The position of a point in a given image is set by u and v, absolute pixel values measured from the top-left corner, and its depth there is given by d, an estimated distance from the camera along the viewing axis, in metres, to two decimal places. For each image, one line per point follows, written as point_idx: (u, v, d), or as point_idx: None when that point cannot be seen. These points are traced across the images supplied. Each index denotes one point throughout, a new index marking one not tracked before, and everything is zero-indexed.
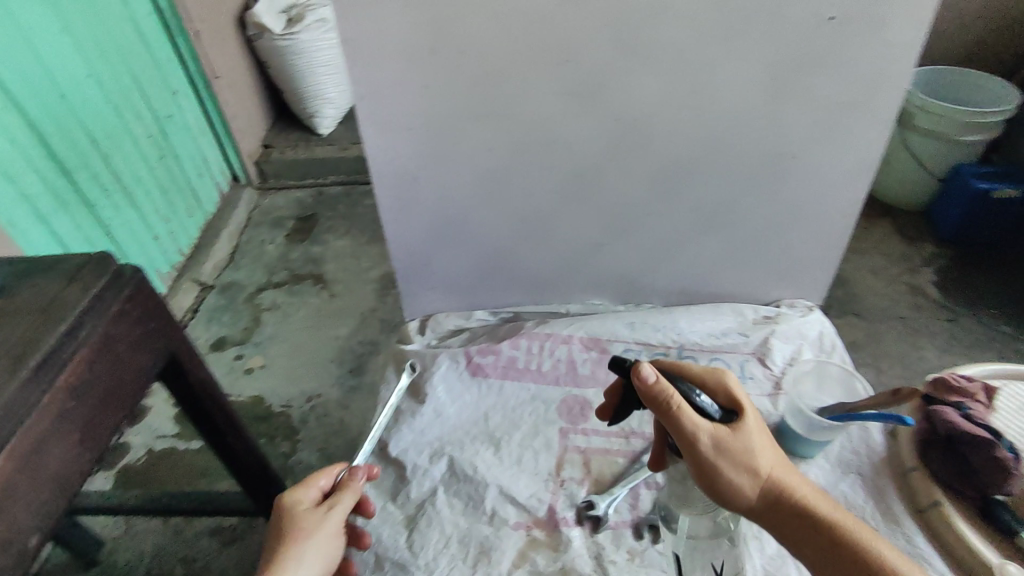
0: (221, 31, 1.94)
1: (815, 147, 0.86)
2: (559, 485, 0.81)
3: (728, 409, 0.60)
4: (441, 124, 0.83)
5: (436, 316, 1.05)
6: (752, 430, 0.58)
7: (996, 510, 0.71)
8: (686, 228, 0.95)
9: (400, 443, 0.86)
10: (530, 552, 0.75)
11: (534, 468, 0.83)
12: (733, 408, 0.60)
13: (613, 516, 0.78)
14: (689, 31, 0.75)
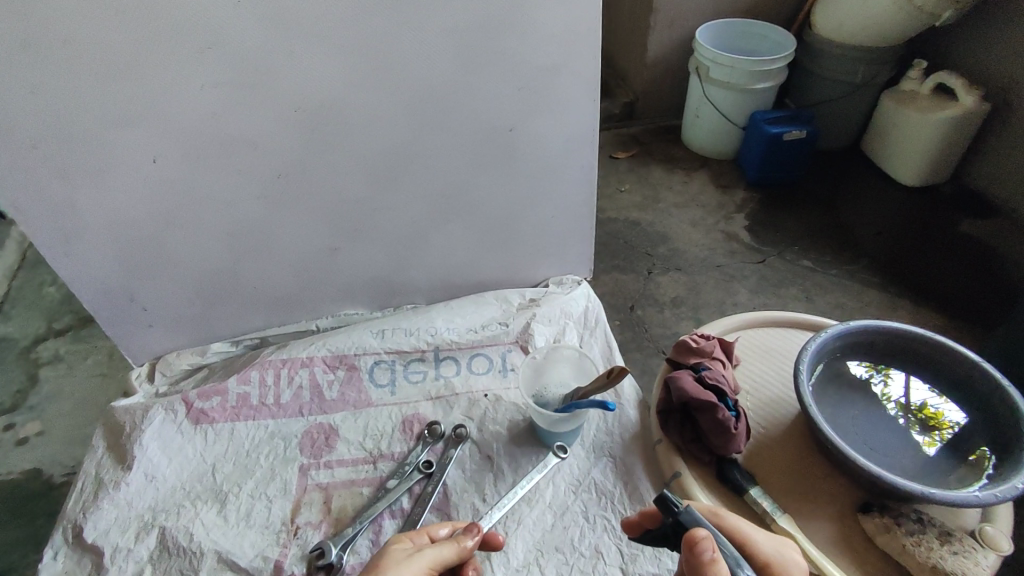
0: None
1: (529, 117, 0.80)
2: (292, 535, 0.72)
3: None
4: (76, 137, 0.68)
5: (166, 358, 0.91)
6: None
7: (727, 470, 0.69)
8: (424, 218, 0.87)
9: (98, 526, 0.72)
10: None
11: (265, 521, 0.73)
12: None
13: (350, 560, 0.69)
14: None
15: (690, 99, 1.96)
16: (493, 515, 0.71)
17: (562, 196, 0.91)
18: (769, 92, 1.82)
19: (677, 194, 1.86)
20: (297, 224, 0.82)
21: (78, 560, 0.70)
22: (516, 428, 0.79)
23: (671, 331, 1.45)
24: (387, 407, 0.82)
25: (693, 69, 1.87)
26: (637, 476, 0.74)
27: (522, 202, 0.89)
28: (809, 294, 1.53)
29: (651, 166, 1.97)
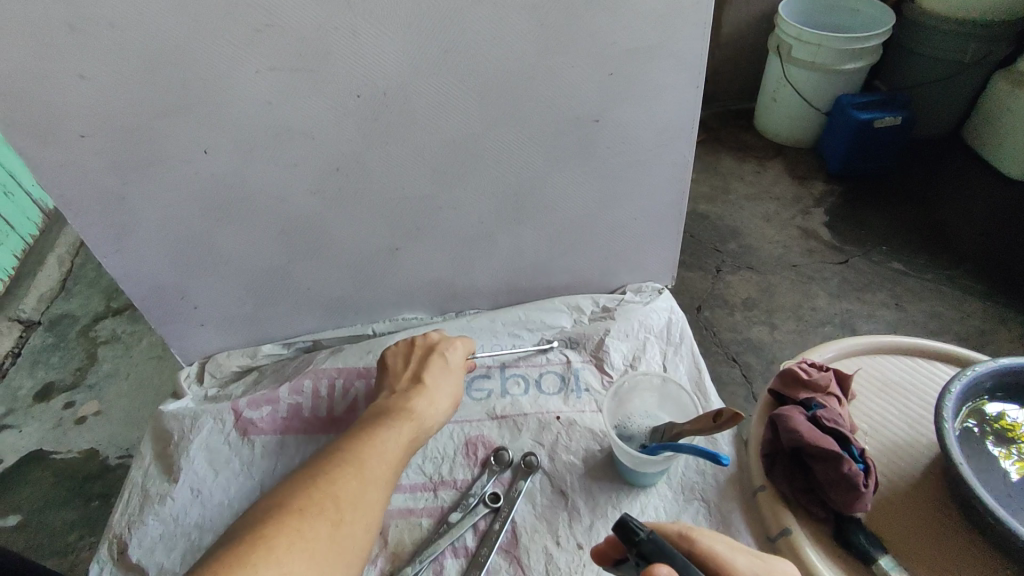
0: None
1: (621, 107, 0.70)
2: None
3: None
4: (124, 126, 0.61)
5: (216, 358, 0.85)
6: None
7: (851, 532, 0.58)
8: (493, 218, 0.78)
9: (143, 543, 0.67)
10: None
11: None
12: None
13: None
14: None
15: (767, 80, 1.78)
16: (568, 562, 0.63)
17: (649, 196, 0.80)
18: (858, 74, 1.62)
19: (749, 184, 1.71)
20: (353, 222, 0.75)
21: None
22: (592, 459, 0.71)
23: (742, 337, 1.32)
24: (448, 426, 0.74)
25: (773, 47, 1.69)
26: (735, 527, 0.65)
27: (602, 201, 0.79)
28: (900, 301, 1.37)
29: (722, 154, 1.82)
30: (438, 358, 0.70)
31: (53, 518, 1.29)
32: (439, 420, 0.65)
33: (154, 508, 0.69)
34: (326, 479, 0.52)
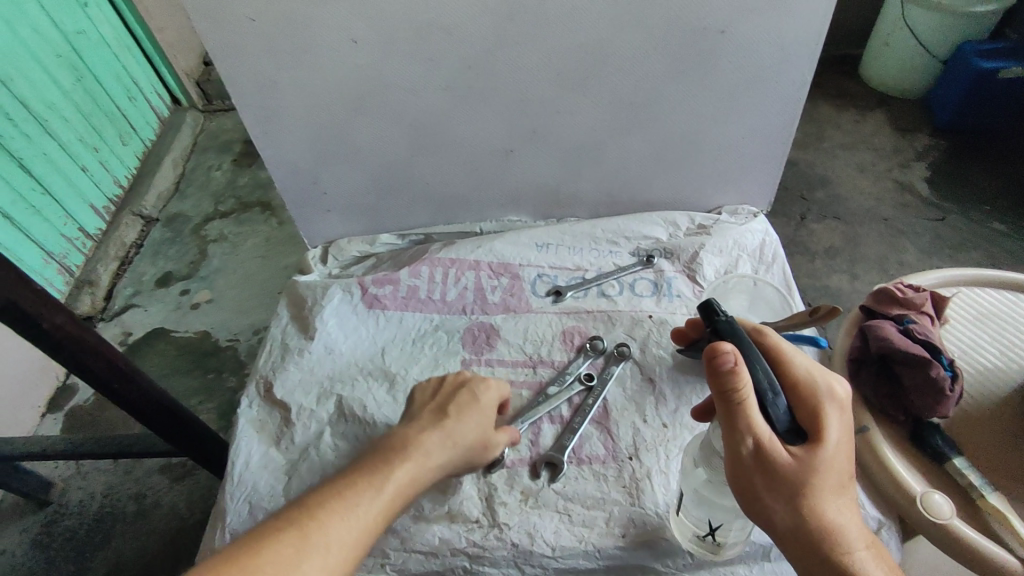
0: None
1: (747, 19, 0.71)
2: None
3: (802, 423, 0.49)
4: (289, 13, 0.69)
5: (339, 242, 0.95)
6: (820, 441, 0.47)
7: (928, 434, 0.63)
8: (605, 127, 0.82)
9: (286, 384, 0.78)
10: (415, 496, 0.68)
11: None
12: (811, 424, 0.48)
13: (510, 455, 0.71)
14: None
15: (881, 21, 1.66)
16: (654, 437, 0.71)
17: (759, 114, 0.82)
18: (987, 17, 1.50)
19: (845, 133, 1.64)
20: (475, 120, 0.81)
21: (268, 412, 0.77)
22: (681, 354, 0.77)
23: (822, 283, 1.31)
24: (548, 315, 0.82)
25: None
26: None
27: (713, 117, 0.82)
28: (997, 261, 1.33)
29: (819, 99, 1.74)
30: (463, 399, 0.64)
31: (179, 383, 1.49)
32: (444, 469, 0.58)
33: (293, 357, 0.80)
34: (248, 550, 0.43)
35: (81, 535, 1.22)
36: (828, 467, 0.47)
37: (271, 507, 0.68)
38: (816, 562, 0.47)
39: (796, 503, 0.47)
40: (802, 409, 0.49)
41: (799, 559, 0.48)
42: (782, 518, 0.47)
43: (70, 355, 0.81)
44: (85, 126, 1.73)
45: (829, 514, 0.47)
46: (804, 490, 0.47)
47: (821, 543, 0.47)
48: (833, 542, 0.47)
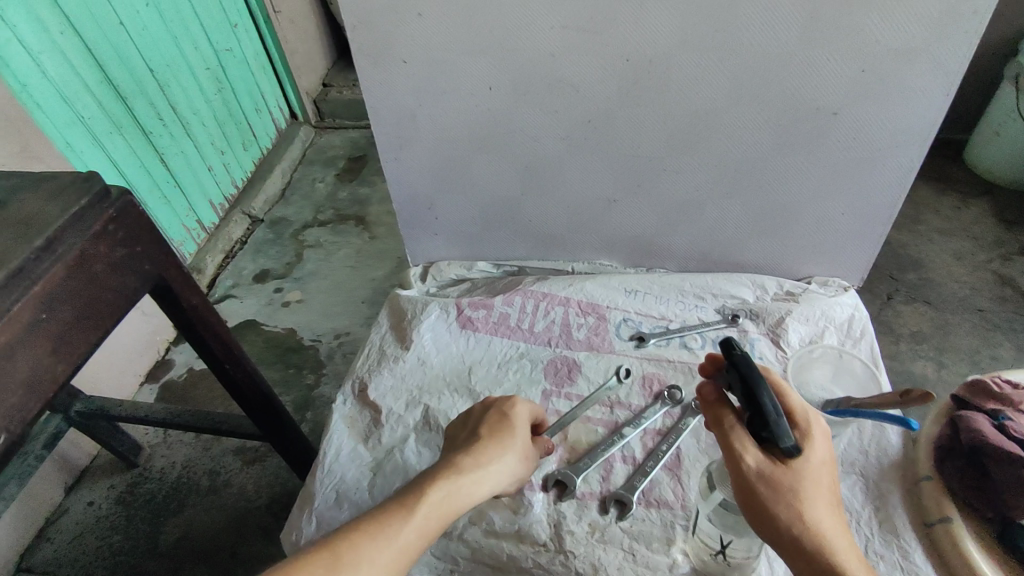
0: None
1: (861, 102, 0.74)
2: None
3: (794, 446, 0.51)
4: (438, 58, 0.78)
5: (438, 264, 1.03)
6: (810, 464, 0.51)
7: (1017, 535, 0.62)
8: (707, 188, 0.86)
9: (379, 387, 0.85)
10: (488, 512, 0.72)
11: None
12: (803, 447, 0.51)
13: (581, 486, 0.74)
14: None
15: (994, 110, 1.62)
16: None
17: (863, 193, 0.84)
18: None
19: (943, 218, 1.60)
20: (585, 168, 0.87)
21: (359, 410, 0.83)
22: None
23: (905, 368, 1.27)
24: (630, 358, 0.86)
25: (1011, 77, 1.53)
26: (892, 507, 0.69)
27: (815, 191, 0.84)
28: None
29: (918, 181, 1.71)
30: (498, 413, 0.65)
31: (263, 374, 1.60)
32: (485, 486, 0.58)
33: (388, 363, 0.87)
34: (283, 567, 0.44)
35: (158, 500, 1.33)
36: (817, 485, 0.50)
37: (356, 499, 0.74)
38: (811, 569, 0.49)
39: (791, 519, 0.50)
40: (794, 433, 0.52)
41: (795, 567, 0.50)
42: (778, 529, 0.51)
43: (194, 333, 0.90)
44: (217, 131, 1.95)
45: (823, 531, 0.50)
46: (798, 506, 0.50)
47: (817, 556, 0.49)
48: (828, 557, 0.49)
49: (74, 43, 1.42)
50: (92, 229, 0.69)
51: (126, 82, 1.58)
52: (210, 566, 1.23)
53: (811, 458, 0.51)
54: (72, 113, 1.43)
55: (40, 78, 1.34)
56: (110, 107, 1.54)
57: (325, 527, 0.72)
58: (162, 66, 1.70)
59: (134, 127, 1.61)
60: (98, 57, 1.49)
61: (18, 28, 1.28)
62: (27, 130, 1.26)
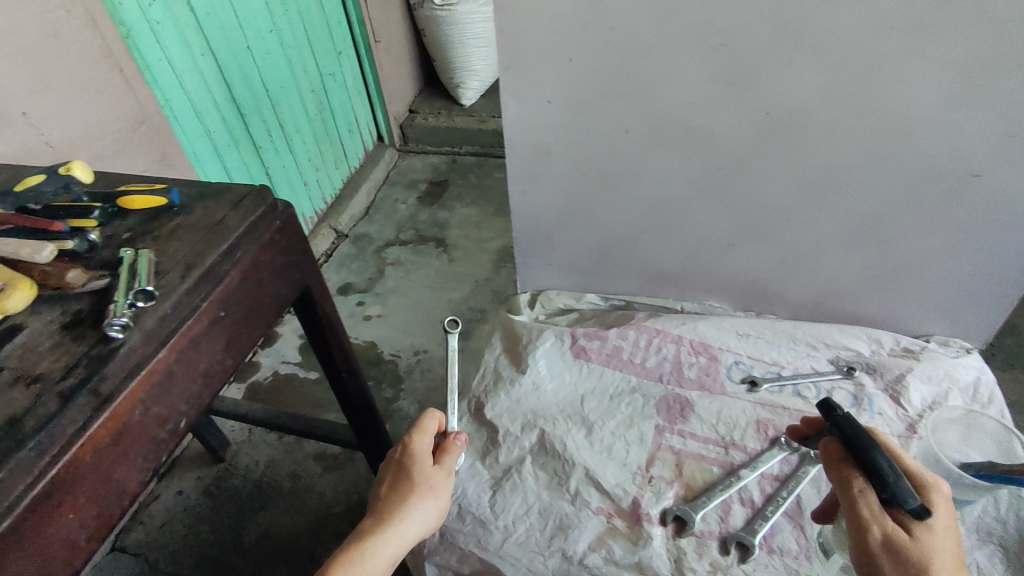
0: (390, 13, 2.35)
1: (1006, 167, 0.75)
2: (646, 481, 0.80)
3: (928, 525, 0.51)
4: (582, 102, 0.82)
5: (548, 292, 1.07)
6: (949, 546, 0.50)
7: None
8: (831, 240, 0.87)
9: (496, 408, 0.88)
10: (608, 539, 0.74)
11: (623, 459, 0.82)
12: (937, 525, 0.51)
13: (700, 524, 0.75)
14: (863, 23, 0.67)
15: None
16: None
17: (995, 256, 0.83)
18: None
19: None
20: (708, 213, 0.89)
21: (476, 428, 0.87)
22: None
23: None
24: (743, 402, 0.87)
25: None
26: None
27: (945, 250, 0.84)
28: None
29: None
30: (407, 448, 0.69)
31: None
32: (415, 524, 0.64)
33: (503, 385, 0.90)
34: None
35: (243, 496, 1.40)
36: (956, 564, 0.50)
37: (478, 514, 0.77)
38: None
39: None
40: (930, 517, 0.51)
41: None
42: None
43: (322, 340, 0.96)
44: (315, 149, 2.07)
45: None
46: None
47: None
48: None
49: (209, 64, 1.55)
50: (264, 238, 0.74)
51: (247, 101, 1.71)
52: (290, 567, 1.28)
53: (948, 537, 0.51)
54: (201, 127, 1.55)
55: (180, 93, 1.47)
56: (232, 123, 1.66)
57: (448, 537, 0.75)
58: (278, 87, 1.83)
59: (247, 142, 1.73)
60: (227, 77, 1.62)
61: (168, 49, 1.41)
62: (168, 140, 1.38)
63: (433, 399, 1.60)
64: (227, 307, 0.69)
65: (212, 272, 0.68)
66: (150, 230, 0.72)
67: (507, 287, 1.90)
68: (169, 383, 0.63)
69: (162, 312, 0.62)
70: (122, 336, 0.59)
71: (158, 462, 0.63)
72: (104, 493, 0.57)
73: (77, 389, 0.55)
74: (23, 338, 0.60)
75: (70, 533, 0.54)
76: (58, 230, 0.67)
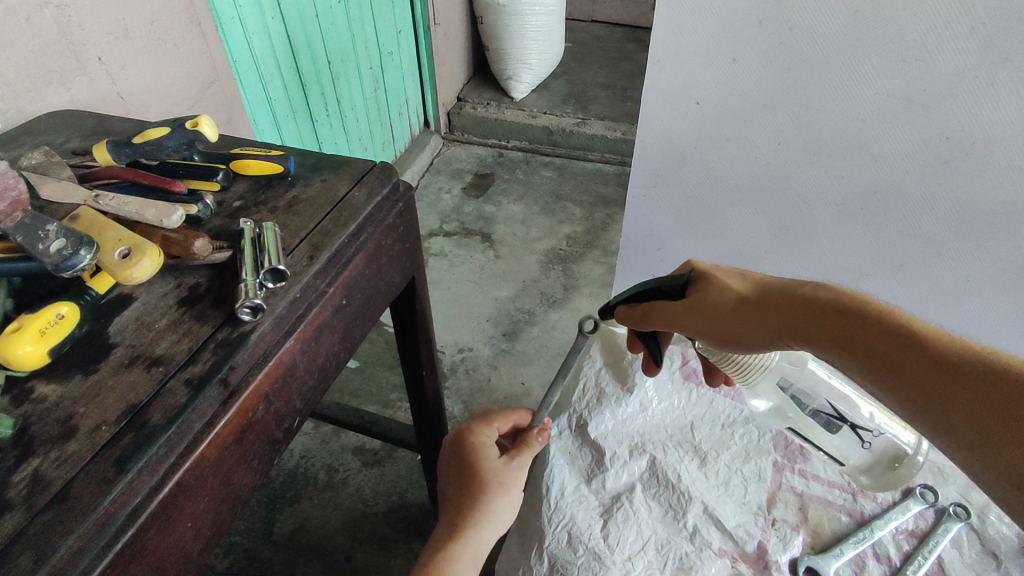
0: None
1: None
2: (768, 523, 0.84)
3: (700, 284, 0.64)
4: None
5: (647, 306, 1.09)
6: (727, 283, 0.62)
7: None
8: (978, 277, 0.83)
9: (600, 426, 0.93)
10: None
11: (742, 497, 0.86)
12: (704, 281, 0.64)
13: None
14: None
15: None
16: None
17: None
18: None
19: None
20: None
21: (578, 447, 0.92)
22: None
23: None
24: None
25: None
26: None
27: None
28: None
29: None
30: (480, 441, 0.79)
31: (382, 376, 1.52)
32: (492, 511, 0.72)
33: (610, 400, 0.95)
34: None
35: (276, 486, 1.31)
36: (802, 282, 0.58)
37: (592, 545, 0.80)
38: (869, 340, 0.50)
39: (826, 308, 0.53)
40: (755, 273, 0.63)
41: (855, 347, 0.50)
42: (815, 336, 0.53)
43: (412, 335, 0.88)
44: (365, 127, 1.97)
45: (856, 306, 0.51)
46: (814, 302, 0.54)
47: (870, 341, 0.50)
48: (885, 331, 0.49)
49: (278, 27, 1.44)
50: (387, 221, 0.66)
51: (309, 71, 1.59)
52: (325, 567, 1.18)
53: (727, 279, 0.62)
54: (263, 93, 1.44)
55: (246, 56, 1.35)
56: (292, 92, 1.55)
57: (559, 569, 0.79)
58: (339, 60, 1.71)
59: (304, 113, 1.62)
60: (293, 43, 1.51)
61: (242, 8, 1.30)
62: (234, 102, 1.21)
63: (479, 402, 1.52)
64: (351, 297, 0.62)
65: (344, 253, 0.61)
66: (265, 199, 0.64)
67: (556, 290, 1.83)
68: (289, 383, 0.55)
69: (294, 295, 0.55)
70: (253, 321, 0.52)
71: (272, 462, 0.56)
72: (221, 498, 0.50)
73: (207, 378, 0.48)
74: (135, 311, 0.53)
75: (187, 544, 0.47)
76: (178, 191, 0.60)
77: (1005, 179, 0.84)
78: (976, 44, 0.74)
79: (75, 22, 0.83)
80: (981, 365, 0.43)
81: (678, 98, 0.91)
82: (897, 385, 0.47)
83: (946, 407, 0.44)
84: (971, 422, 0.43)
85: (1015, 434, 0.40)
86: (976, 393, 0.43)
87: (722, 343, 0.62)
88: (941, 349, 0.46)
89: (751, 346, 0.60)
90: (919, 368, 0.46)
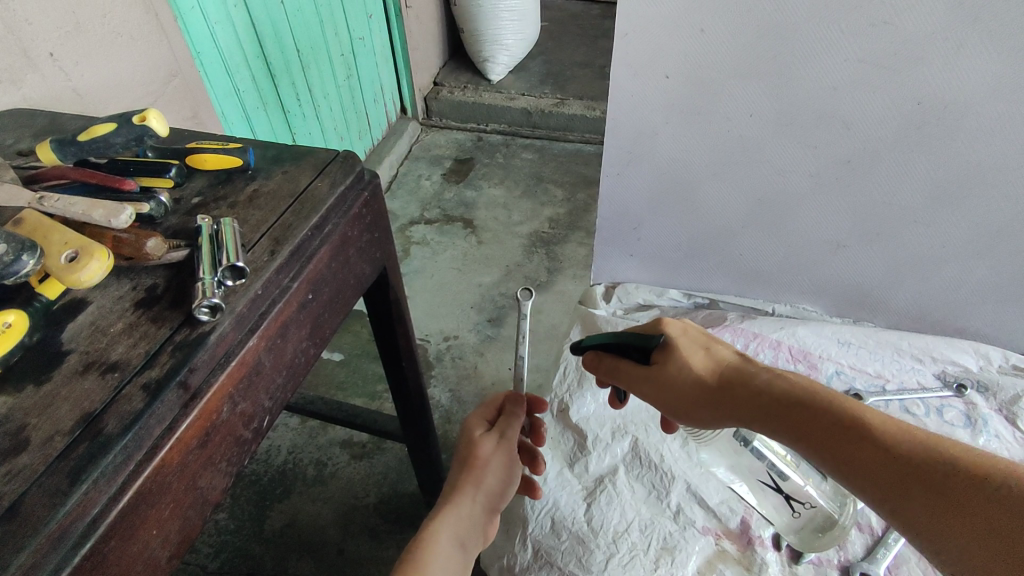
0: None
1: None
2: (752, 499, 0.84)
3: (663, 355, 0.65)
4: None
5: (627, 287, 1.25)
6: (690, 361, 0.63)
7: None
8: (928, 251, 1.02)
9: (582, 411, 0.93)
10: (718, 563, 0.78)
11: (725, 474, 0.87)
12: (669, 352, 0.64)
13: (819, 551, 0.79)
14: None
15: None
16: None
17: None
18: None
19: None
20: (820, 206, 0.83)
21: (560, 432, 0.92)
22: None
23: None
24: None
25: None
26: None
27: None
28: None
29: None
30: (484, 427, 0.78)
31: (368, 368, 1.51)
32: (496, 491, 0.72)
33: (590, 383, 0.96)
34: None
35: (265, 483, 1.30)
36: (761, 368, 0.60)
37: (575, 530, 0.81)
38: (830, 433, 0.52)
39: (788, 395, 0.56)
40: (720, 349, 0.64)
41: (817, 436, 0.53)
42: (774, 424, 0.56)
43: (390, 328, 0.87)
44: (339, 116, 1.93)
45: (821, 399, 0.54)
46: (776, 391, 0.57)
47: (827, 430, 0.53)
48: (846, 424, 0.52)
49: (242, 16, 1.39)
50: (353, 211, 0.64)
51: (276, 60, 1.55)
52: (318, 560, 1.18)
53: (690, 355, 0.63)
54: (229, 84, 1.40)
55: (210, 46, 1.31)
56: (260, 82, 1.51)
57: (543, 555, 0.80)
58: (307, 48, 1.67)
59: (274, 103, 1.58)
60: (258, 31, 1.46)
61: None
62: (199, 95, 1.17)
63: (466, 389, 1.51)
64: (320, 294, 0.61)
65: (305, 248, 0.59)
66: (223, 195, 0.62)
67: (540, 274, 1.81)
68: (256, 385, 0.54)
69: (254, 292, 0.53)
70: (212, 321, 0.50)
71: (242, 464, 0.55)
72: (188, 504, 0.48)
73: (165, 382, 0.46)
74: (89, 316, 0.51)
75: (153, 551, 0.46)
76: (129, 190, 0.58)
77: (977, 142, 0.84)
78: (944, 4, 0.72)
79: (22, 16, 0.80)
80: (937, 466, 0.47)
81: (647, 73, 0.89)
82: (860, 483, 0.50)
83: (911, 508, 0.47)
84: (932, 521, 0.46)
85: (971, 538, 0.44)
86: (940, 490, 0.46)
87: (677, 418, 0.64)
88: (903, 446, 0.49)
89: (704, 423, 0.62)
90: (879, 468, 0.49)
